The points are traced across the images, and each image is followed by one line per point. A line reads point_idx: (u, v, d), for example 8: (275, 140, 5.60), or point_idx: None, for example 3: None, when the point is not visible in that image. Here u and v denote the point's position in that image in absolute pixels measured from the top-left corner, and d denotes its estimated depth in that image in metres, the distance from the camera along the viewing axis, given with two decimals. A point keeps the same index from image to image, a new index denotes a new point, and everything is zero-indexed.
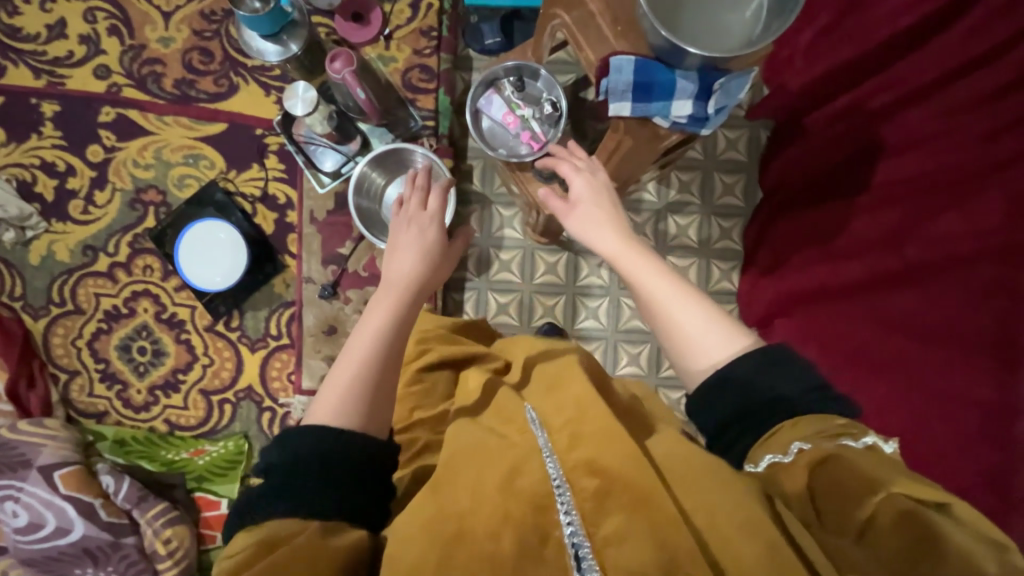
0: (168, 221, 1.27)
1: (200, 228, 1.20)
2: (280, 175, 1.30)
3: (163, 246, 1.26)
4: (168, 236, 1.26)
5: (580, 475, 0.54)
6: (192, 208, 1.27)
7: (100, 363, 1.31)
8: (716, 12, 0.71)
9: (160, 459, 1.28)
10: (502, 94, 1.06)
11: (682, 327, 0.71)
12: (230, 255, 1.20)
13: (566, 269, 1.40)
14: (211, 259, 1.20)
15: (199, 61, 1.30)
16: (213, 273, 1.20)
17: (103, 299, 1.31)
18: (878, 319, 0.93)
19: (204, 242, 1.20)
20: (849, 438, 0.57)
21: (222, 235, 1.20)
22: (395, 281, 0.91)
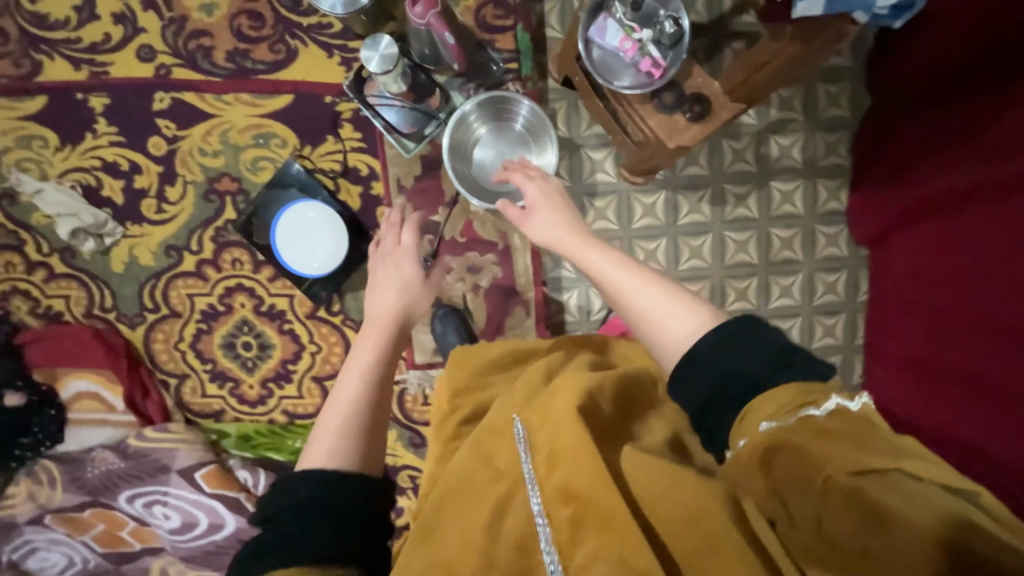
0: (251, 210, 1.20)
1: (291, 214, 1.16)
2: (358, 144, 1.21)
3: (251, 236, 1.20)
4: (254, 225, 1.19)
5: (560, 501, 0.62)
6: (274, 192, 1.19)
7: (207, 363, 1.29)
8: None
9: (287, 448, 1.29)
10: (615, 16, 0.94)
11: (649, 310, 0.75)
12: (328, 235, 1.16)
13: (666, 209, 1.32)
14: (310, 243, 1.16)
15: (250, 26, 1.18)
16: (315, 257, 1.16)
17: (196, 299, 1.27)
18: (996, 249, 0.90)
19: (299, 227, 1.16)
20: (811, 408, 0.57)
21: (314, 215, 1.16)
22: (381, 319, 0.97)
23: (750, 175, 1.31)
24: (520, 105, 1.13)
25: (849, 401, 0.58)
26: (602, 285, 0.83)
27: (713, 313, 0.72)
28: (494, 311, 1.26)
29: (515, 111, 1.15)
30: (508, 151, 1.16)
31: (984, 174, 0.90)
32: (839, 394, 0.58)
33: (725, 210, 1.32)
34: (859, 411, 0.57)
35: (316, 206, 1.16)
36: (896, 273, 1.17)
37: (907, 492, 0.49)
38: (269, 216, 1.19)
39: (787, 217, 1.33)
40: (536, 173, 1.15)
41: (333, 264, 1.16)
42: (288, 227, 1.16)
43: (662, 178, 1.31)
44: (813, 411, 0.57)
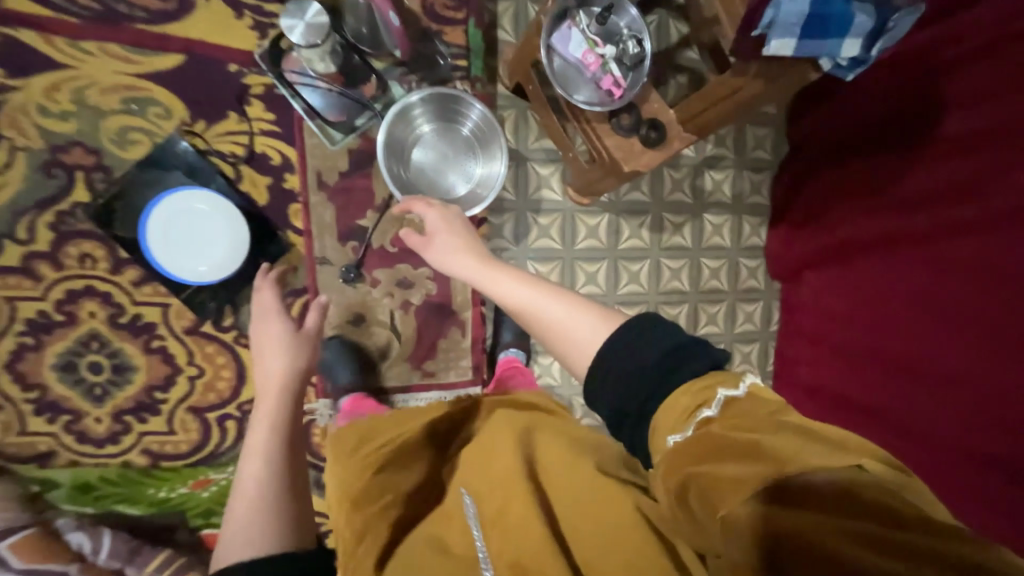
0: (114, 193, 0.94)
1: (169, 203, 0.90)
2: (268, 126, 1.00)
3: (112, 227, 0.94)
4: (118, 213, 0.94)
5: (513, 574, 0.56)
6: (151, 174, 0.94)
7: (31, 390, 0.97)
8: None
9: (146, 499, 1.01)
10: (579, 27, 0.88)
11: (553, 322, 0.67)
12: (222, 235, 0.93)
13: (608, 232, 1.30)
14: (195, 243, 0.92)
15: None
16: (202, 261, 0.92)
17: (21, 304, 0.96)
18: (913, 291, 0.99)
19: (180, 221, 0.91)
20: (705, 409, 0.52)
21: (203, 208, 0.91)
22: (276, 383, 0.87)
23: (686, 206, 1.34)
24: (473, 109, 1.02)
25: (735, 388, 0.53)
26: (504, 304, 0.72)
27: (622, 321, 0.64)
28: (425, 332, 1.12)
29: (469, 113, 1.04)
30: (449, 153, 1.06)
31: (894, 226, 1.01)
32: (722, 386, 0.53)
33: (662, 238, 1.34)
34: (750, 395, 0.52)
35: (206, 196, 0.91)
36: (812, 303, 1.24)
37: (824, 484, 0.43)
38: (140, 203, 0.94)
39: (716, 248, 1.38)
40: (481, 179, 1.06)
41: (226, 272, 0.94)
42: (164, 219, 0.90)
43: (607, 200, 1.28)
44: (707, 413, 0.52)
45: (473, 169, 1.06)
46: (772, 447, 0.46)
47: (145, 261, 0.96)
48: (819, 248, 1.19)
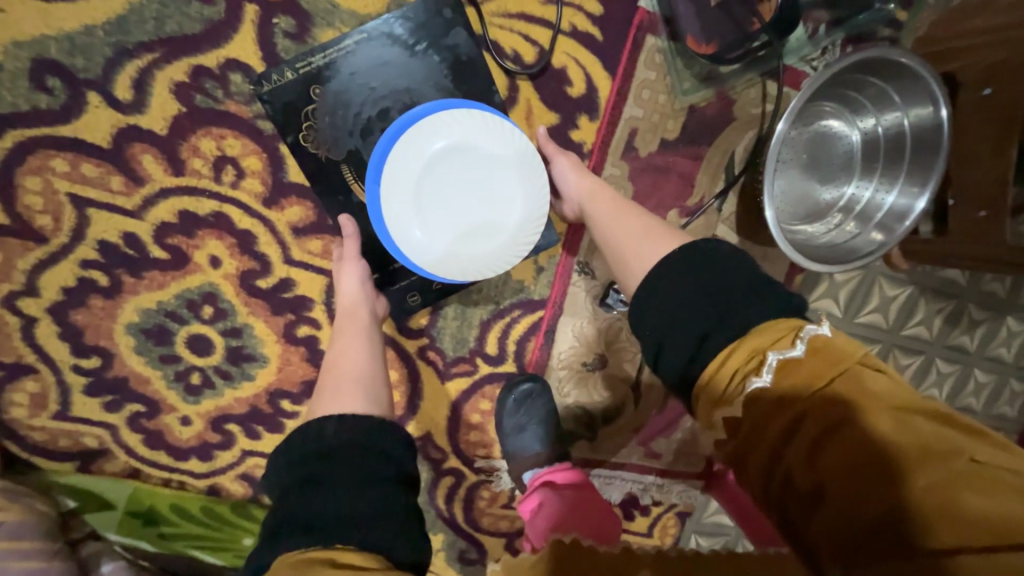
0: (314, 73, 0.53)
1: (431, 125, 0.51)
2: (584, 25, 0.58)
3: (296, 131, 0.53)
4: (312, 109, 0.53)
5: None
6: (386, 56, 0.54)
7: (87, 355, 0.58)
8: None
9: (233, 549, 0.64)
10: None
11: (620, 240, 0.52)
12: (508, 196, 0.54)
13: (900, 310, 0.94)
14: (462, 204, 0.53)
15: None
16: (467, 240, 0.54)
17: (94, 213, 0.54)
18: None
19: (446, 161, 0.52)
20: (755, 379, 0.40)
21: (490, 144, 0.52)
22: (354, 310, 0.57)
23: (995, 301, 0.99)
24: (929, 118, 0.61)
25: (792, 350, 0.40)
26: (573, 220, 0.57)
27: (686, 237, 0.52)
28: (669, 399, 0.77)
29: (920, 119, 0.62)
30: (818, 155, 0.67)
31: None
32: (773, 347, 0.40)
33: (950, 333, 1.00)
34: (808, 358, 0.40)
35: (498, 124, 0.53)
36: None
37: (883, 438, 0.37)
38: (358, 105, 0.54)
39: (995, 361, 1.05)
40: (859, 208, 0.67)
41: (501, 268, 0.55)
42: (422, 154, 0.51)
43: (919, 269, 0.92)
44: (758, 384, 0.40)
45: (846, 191, 0.67)
46: (828, 396, 0.39)
47: (331, 201, 0.56)
48: None
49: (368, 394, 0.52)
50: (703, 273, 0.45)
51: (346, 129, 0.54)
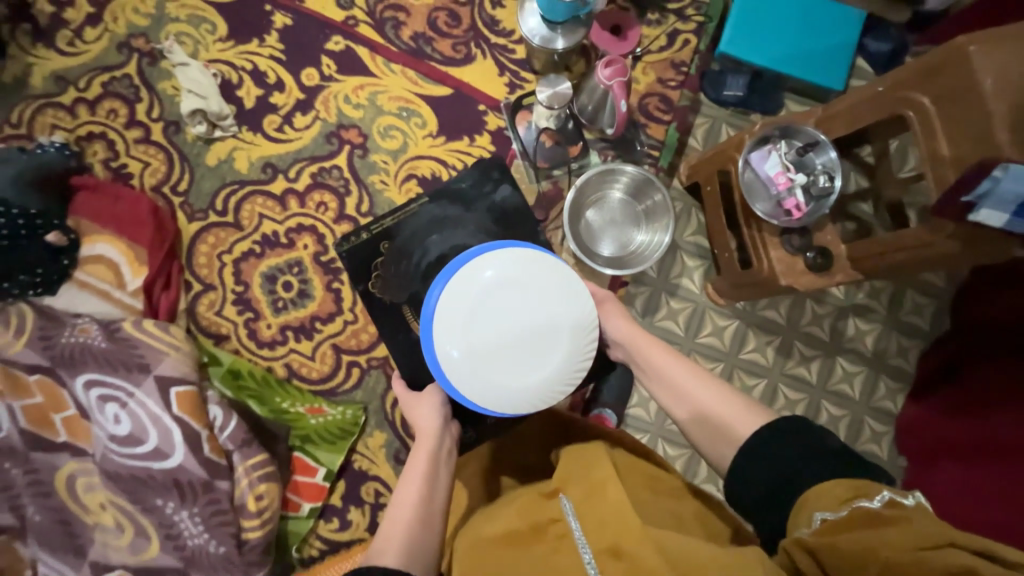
0: (383, 234, 1.12)
1: (482, 275, 0.86)
2: (486, 154, 1.25)
3: (370, 281, 1.09)
4: (381, 263, 1.10)
5: (608, 555, 0.63)
6: (424, 229, 1.11)
7: (239, 285, 1.24)
8: None
9: (270, 404, 1.19)
10: (778, 152, 1.00)
11: (707, 406, 0.81)
12: (557, 328, 0.86)
13: (733, 338, 1.32)
14: (518, 342, 0.84)
15: (445, 22, 1.27)
16: (527, 373, 0.85)
17: (265, 221, 1.25)
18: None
19: (497, 310, 0.85)
20: (864, 499, 0.59)
21: (533, 286, 0.86)
22: (428, 437, 0.89)
23: (820, 342, 1.32)
24: (658, 192, 1.16)
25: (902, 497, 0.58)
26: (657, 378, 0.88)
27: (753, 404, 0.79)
28: None
29: (658, 193, 1.16)
30: (618, 220, 1.20)
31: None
32: (891, 489, 0.59)
33: (786, 363, 1.32)
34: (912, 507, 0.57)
35: (540, 264, 0.87)
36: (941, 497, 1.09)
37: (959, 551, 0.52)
38: (418, 259, 1.08)
39: (840, 396, 1.32)
40: (644, 246, 1.17)
41: (556, 392, 0.86)
42: (478, 308, 0.84)
43: (740, 308, 1.33)
44: (868, 503, 0.58)
45: (636, 238, 1.18)
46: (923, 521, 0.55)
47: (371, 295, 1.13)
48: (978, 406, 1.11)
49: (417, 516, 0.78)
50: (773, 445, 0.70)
51: (410, 279, 1.07)
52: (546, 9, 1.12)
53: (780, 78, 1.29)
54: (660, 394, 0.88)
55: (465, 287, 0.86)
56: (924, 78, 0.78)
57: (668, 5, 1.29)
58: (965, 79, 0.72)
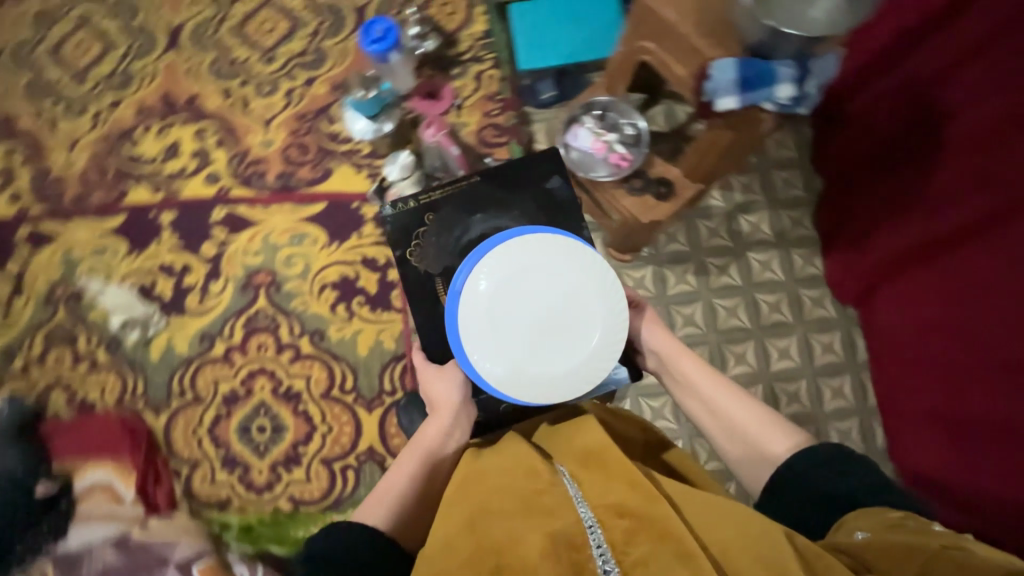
0: (430, 205, 1.00)
1: (488, 276, 0.82)
2: (377, 238, 1.42)
3: (410, 249, 0.97)
4: (422, 232, 0.99)
5: (613, 514, 0.59)
6: (468, 206, 1.00)
7: (221, 448, 1.34)
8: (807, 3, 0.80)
9: (289, 540, 1.25)
10: (585, 126, 1.19)
11: (749, 428, 0.86)
12: (583, 326, 0.82)
13: (654, 282, 1.44)
14: (551, 333, 0.81)
15: (297, 154, 1.47)
16: (547, 367, 0.81)
17: (221, 383, 1.37)
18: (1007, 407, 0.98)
19: (523, 299, 0.81)
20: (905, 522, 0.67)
21: (563, 282, 0.81)
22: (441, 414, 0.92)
23: (726, 249, 1.45)
24: None
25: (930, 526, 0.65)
26: (698, 397, 0.93)
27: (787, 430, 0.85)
28: None
29: None
30: None
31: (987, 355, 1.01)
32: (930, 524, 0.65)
33: (709, 280, 1.44)
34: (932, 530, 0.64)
35: (576, 263, 0.82)
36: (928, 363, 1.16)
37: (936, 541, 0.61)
38: (460, 232, 0.98)
39: (768, 283, 1.43)
40: None
41: (570, 392, 0.82)
42: (498, 311, 0.81)
43: (647, 255, 1.45)
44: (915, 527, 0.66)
45: None
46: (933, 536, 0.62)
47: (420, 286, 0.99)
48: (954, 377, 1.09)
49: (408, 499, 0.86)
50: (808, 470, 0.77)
51: (449, 254, 0.97)
52: (359, 110, 1.38)
53: (580, 65, 1.43)
54: (698, 414, 0.93)
55: (495, 270, 0.81)
56: (638, 28, 0.96)
57: (463, 57, 1.52)
58: (658, 18, 0.91)
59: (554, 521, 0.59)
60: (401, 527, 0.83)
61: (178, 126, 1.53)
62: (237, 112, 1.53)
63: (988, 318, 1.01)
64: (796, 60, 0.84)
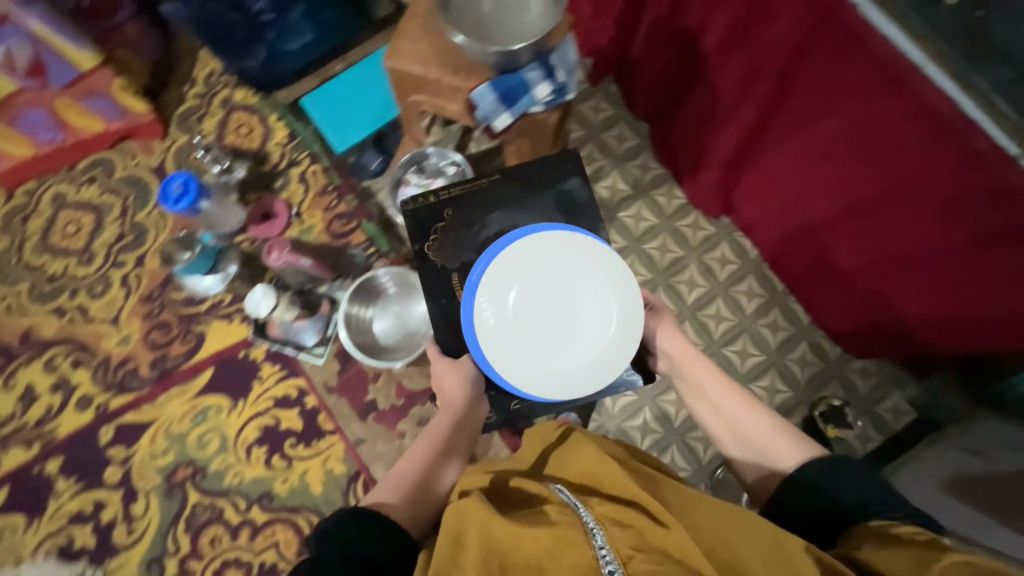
0: (449, 200, 0.96)
1: (498, 279, 0.82)
2: (279, 375, 1.36)
3: (427, 243, 0.93)
4: (440, 228, 0.94)
5: (611, 524, 0.57)
6: (486, 204, 0.96)
7: None
8: (519, 12, 0.88)
9: None
10: (411, 184, 1.21)
11: (759, 432, 0.85)
12: (598, 316, 0.81)
13: None
14: (562, 332, 0.81)
15: (161, 335, 1.39)
16: (569, 360, 0.80)
17: None
18: (937, 244, 0.98)
19: (537, 299, 0.81)
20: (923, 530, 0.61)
21: (571, 283, 0.82)
22: (452, 405, 0.90)
23: None
24: (396, 273, 1.31)
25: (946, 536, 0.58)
26: (709, 398, 0.93)
27: (793, 437, 0.83)
28: None
29: (394, 273, 1.32)
30: (394, 308, 1.32)
31: (883, 213, 1.03)
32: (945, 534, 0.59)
33: None
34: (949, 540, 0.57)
35: (586, 251, 0.82)
36: (846, 251, 1.17)
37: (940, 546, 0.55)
38: (479, 228, 0.94)
39: (648, 231, 1.51)
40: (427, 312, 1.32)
41: (596, 384, 0.81)
42: (512, 311, 0.81)
43: None
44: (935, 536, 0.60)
45: (417, 310, 1.32)
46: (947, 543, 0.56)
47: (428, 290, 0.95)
48: (867, 243, 1.11)
49: (424, 490, 0.80)
50: (830, 467, 0.74)
51: (465, 248, 0.93)
52: (194, 272, 1.33)
53: (392, 123, 1.46)
54: (709, 418, 0.93)
55: (512, 262, 0.82)
56: (402, 87, 0.99)
57: (280, 166, 1.50)
58: (410, 75, 0.94)
59: (557, 525, 0.55)
60: (412, 521, 0.74)
61: (22, 369, 1.40)
62: (80, 324, 1.42)
63: (860, 188, 1.02)
64: (539, 60, 0.88)
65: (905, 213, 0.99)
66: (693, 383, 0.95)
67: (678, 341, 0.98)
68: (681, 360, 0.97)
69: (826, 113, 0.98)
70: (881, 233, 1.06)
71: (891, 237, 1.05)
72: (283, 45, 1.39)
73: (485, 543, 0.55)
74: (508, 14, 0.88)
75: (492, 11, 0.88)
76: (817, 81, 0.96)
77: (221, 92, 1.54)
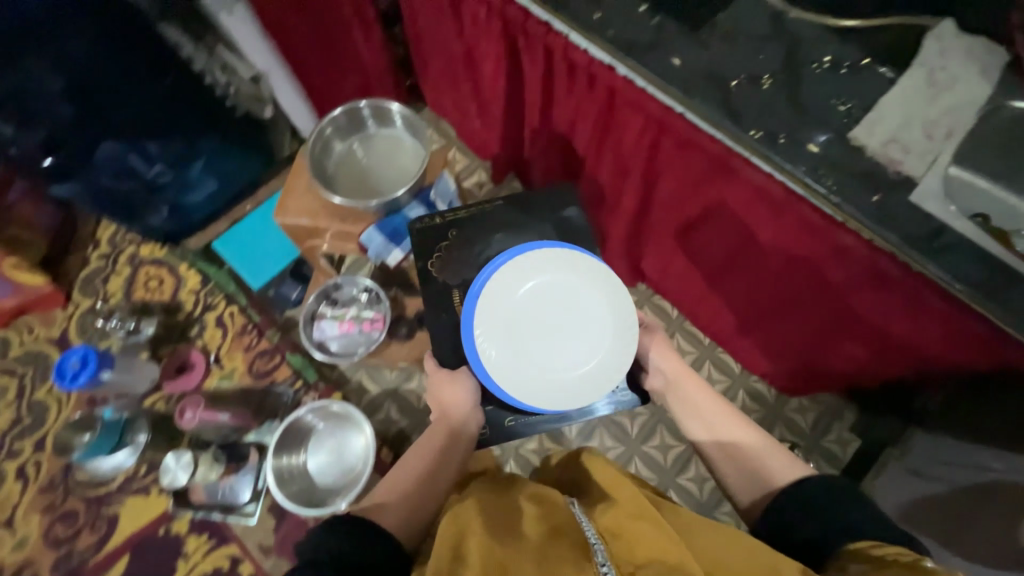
0: (456, 220, 0.94)
1: (499, 296, 0.83)
2: (207, 545, 1.23)
3: (432, 260, 0.89)
4: (445, 245, 0.91)
5: (609, 538, 0.61)
6: (490, 228, 0.94)
7: None
8: (392, 157, 1.02)
9: None
10: (325, 317, 1.21)
11: (752, 450, 0.85)
12: (594, 328, 0.82)
13: None
14: (559, 348, 0.82)
15: (64, 527, 1.24)
16: (568, 371, 0.81)
17: None
18: (819, 294, 1.03)
19: (536, 316, 0.82)
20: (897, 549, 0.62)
21: (568, 303, 0.83)
22: (451, 418, 0.86)
23: None
24: (323, 408, 1.25)
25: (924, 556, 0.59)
26: (701, 420, 0.93)
27: (779, 459, 0.83)
28: None
29: (322, 407, 1.25)
30: (329, 444, 1.25)
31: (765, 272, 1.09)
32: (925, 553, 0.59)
33: None
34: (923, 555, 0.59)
35: (580, 267, 0.84)
36: (752, 303, 1.22)
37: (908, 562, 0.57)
38: (481, 248, 0.92)
39: None
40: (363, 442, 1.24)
41: (592, 396, 0.80)
42: (512, 328, 0.81)
43: None
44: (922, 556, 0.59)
45: (354, 441, 1.25)
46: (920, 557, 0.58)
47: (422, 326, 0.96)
48: (765, 297, 1.16)
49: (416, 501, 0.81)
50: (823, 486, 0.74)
51: (469, 264, 0.88)
52: (95, 453, 1.24)
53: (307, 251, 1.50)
54: (703, 442, 0.91)
55: (508, 277, 0.83)
56: (296, 236, 1.02)
57: (194, 313, 1.46)
58: (299, 226, 0.98)
59: (562, 544, 0.60)
60: (397, 529, 0.76)
61: None
62: None
63: (740, 252, 1.09)
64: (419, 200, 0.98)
65: (782, 270, 1.05)
66: (686, 405, 0.94)
67: (672, 361, 0.96)
68: (671, 383, 0.95)
69: (691, 192, 1.06)
70: (772, 288, 1.12)
71: (780, 292, 1.10)
72: (185, 200, 1.42)
73: (487, 559, 0.58)
74: (382, 160, 1.01)
75: (368, 159, 1.01)
76: (670, 171, 1.05)
77: (127, 249, 1.52)
